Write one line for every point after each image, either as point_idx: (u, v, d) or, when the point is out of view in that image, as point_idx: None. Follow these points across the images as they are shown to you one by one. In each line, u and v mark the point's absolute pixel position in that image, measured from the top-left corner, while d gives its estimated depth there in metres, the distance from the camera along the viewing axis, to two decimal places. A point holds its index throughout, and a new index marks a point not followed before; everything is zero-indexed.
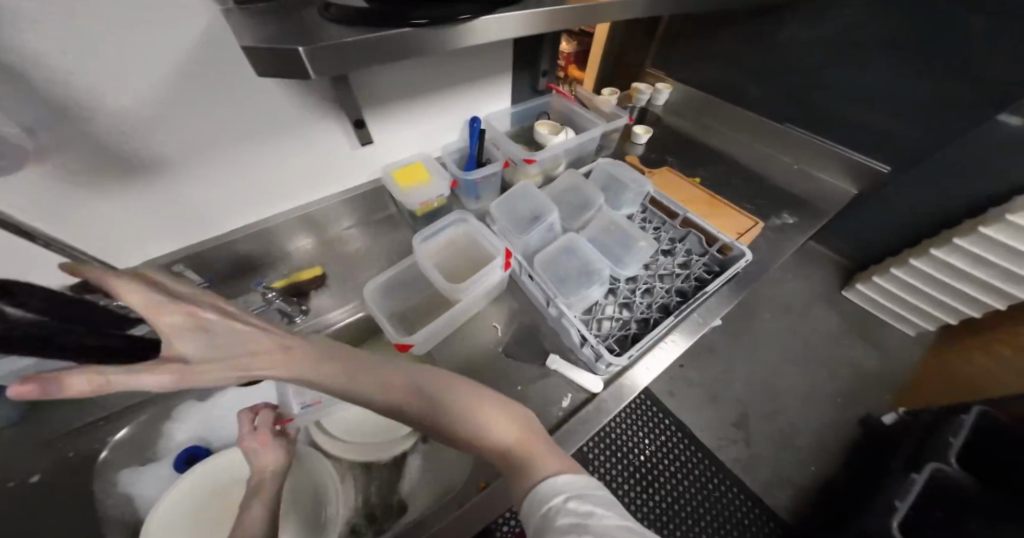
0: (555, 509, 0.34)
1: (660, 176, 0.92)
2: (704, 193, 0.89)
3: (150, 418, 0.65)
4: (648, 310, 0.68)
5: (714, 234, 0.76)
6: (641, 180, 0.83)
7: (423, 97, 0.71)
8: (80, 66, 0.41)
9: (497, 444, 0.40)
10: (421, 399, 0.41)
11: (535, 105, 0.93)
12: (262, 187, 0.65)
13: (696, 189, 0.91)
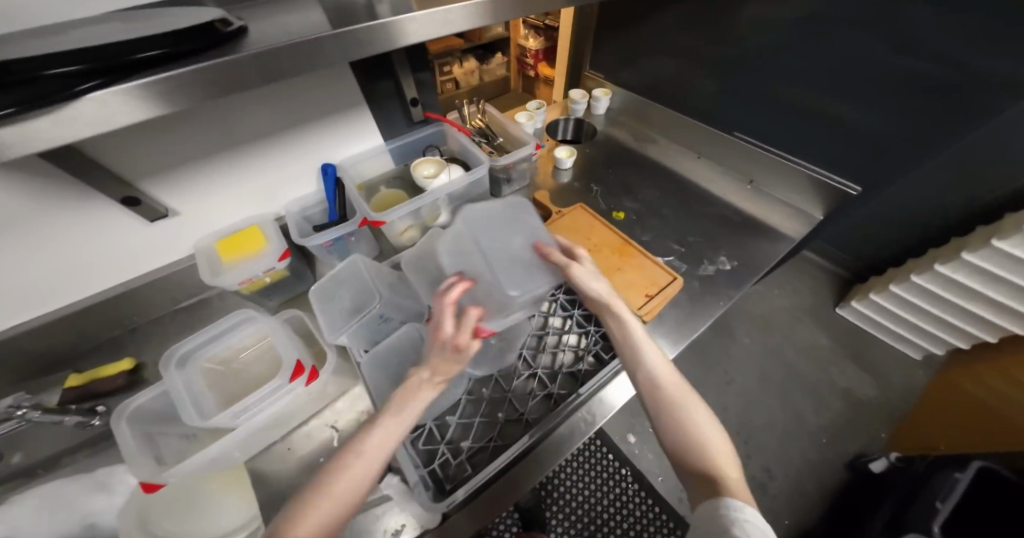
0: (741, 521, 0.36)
1: (566, 217, 0.79)
2: (616, 236, 0.76)
3: None
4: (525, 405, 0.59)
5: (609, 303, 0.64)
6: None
7: (225, 156, 0.61)
8: None
9: (691, 450, 0.43)
10: (654, 373, 0.47)
11: (411, 141, 0.80)
12: (34, 283, 0.55)
13: (607, 233, 0.77)
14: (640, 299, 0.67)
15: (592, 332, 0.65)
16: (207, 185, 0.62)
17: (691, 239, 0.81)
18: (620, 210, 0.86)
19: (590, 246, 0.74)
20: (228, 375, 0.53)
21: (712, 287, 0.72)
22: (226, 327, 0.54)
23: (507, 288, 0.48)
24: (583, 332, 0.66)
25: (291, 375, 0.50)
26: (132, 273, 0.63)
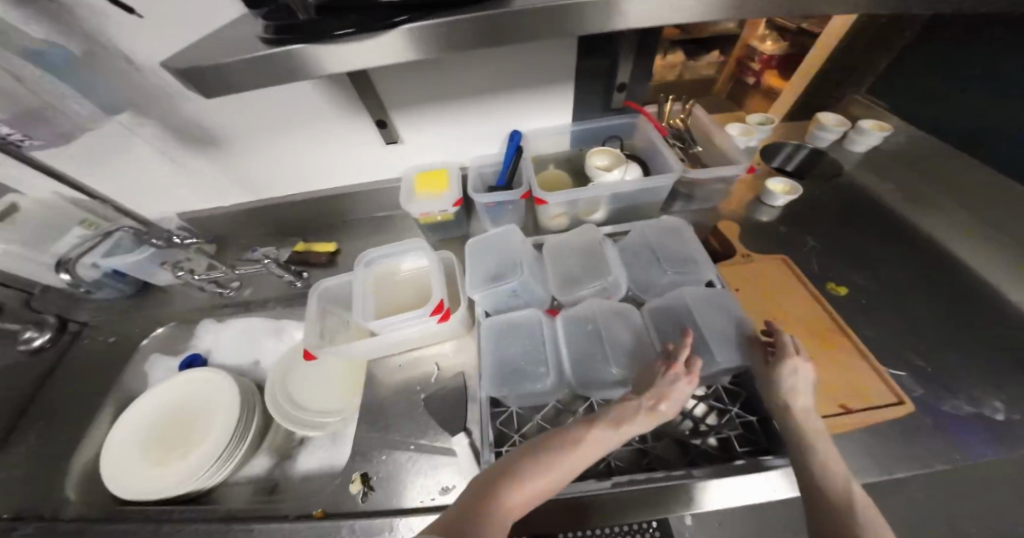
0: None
1: (751, 267, 0.64)
2: (820, 315, 0.57)
3: (182, 325, 0.78)
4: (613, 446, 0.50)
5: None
6: (707, 264, 0.57)
7: (454, 104, 0.68)
8: (155, 53, 0.52)
9: None
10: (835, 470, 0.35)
11: (602, 127, 0.74)
12: (303, 169, 0.75)
13: (812, 308, 0.58)
14: (829, 406, 0.48)
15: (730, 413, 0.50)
16: (430, 125, 0.71)
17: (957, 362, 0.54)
18: (843, 284, 0.63)
19: (774, 312, 0.58)
20: (386, 290, 0.62)
21: (974, 447, 0.46)
22: (397, 249, 0.62)
23: (715, 352, 0.48)
24: (719, 408, 0.51)
25: (433, 310, 0.55)
26: (357, 180, 0.80)
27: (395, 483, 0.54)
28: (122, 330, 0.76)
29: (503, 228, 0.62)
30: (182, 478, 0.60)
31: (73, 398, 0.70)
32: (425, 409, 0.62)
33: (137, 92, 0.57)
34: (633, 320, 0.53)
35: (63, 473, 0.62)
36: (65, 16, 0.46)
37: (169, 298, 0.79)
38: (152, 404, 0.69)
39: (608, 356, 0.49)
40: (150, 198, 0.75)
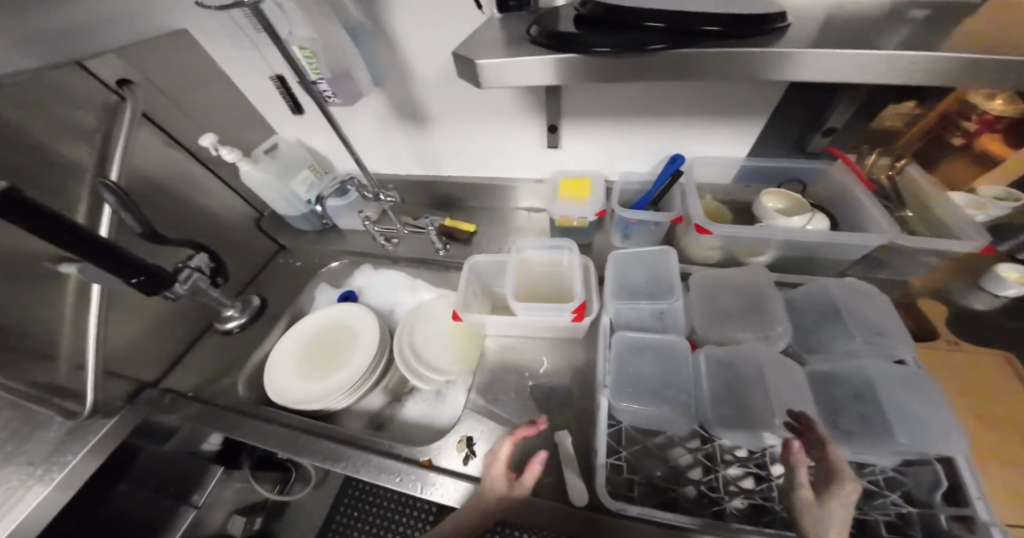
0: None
1: (955, 354, 0.54)
2: None
3: (346, 264, 0.94)
4: (727, 492, 0.47)
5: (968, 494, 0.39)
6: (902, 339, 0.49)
7: (627, 119, 0.70)
8: (409, 45, 0.66)
9: None
10: None
11: (782, 168, 0.69)
12: (471, 156, 0.86)
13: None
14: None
15: (887, 501, 0.42)
16: (595, 135, 0.74)
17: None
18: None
19: (986, 415, 0.49)
20: (527, 278, 0.66)
21: None
22: (543, 245, 0.64)
23: (896, 431, 0.40)
24: (871, 490, 0.43)
25: (576, 308, 0.57)
26: (511, 173, 0.87)
27: (496, 458, 0.58)
28: (305, 256, 0.95)
29: (658, 250, 0.60)
30: (325, 389, 0.73)
31: (264, 300, 0.89)
32: (533, 397, 0.64)
33: (386, 71, 0.72)
34: (787, 373, 0.48)
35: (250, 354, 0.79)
36: (375, 8, 0.62)
37: (341, 240, 0.96)
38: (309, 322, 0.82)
39: (753, 407, 0.47)
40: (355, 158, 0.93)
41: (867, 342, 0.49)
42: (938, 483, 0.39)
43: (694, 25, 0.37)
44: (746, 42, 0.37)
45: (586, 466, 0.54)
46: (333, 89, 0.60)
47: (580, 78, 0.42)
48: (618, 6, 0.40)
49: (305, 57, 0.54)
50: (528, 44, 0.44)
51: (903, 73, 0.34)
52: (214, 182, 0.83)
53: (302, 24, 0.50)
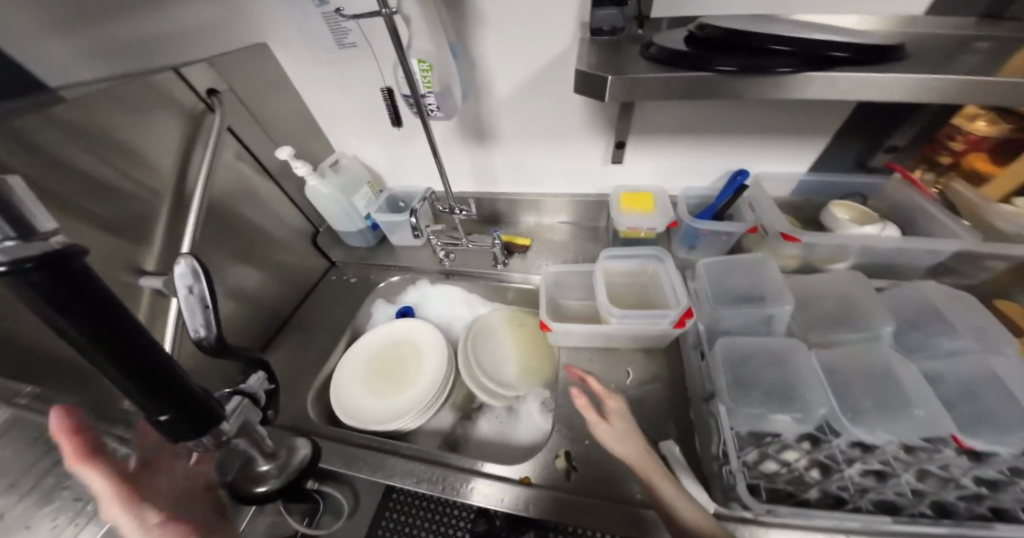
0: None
1: None
2: None
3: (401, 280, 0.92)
4: (858, 493, 0.45)
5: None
6: (1005, 341, 0.51)
7: (696, 137, 0.73)
8: (491, 65, 0.70)
9: None
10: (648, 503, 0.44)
11: (843, 184, 0.74)
12: (532, 173, 0.88)
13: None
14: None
15: (1018, 489, 0.42)
16: (662, 152, 0.76)
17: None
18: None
19: None
20: (615, 287, 0.67)
21: None
22: (633, 253, 0.67)
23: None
24: (998, 480, 0.42)
25: (680, 316, 0.58)
26: (570, 189, 0.89)
27: (600, 474, 0.55)
28: (357, 272, 0.93)
29: (753, 257, 0.66)
30: (398, 408, 0.70)
31: (319, 317, 0.86)
32: (624, 410, 0.62)
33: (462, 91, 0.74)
34: (905, 370, 0.49)
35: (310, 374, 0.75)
36: (467, 30, 0.66)
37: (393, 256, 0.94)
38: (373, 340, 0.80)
39: (875, 402, 0.47)
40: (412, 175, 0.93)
41: (970, 339, 0.52)
42: None
43: (822, 51, 0.45)
44: (864, 67, 0.46)
45: (699, 470, 0.52)
46: (438, 104, 0.64)
47: (704, 95, 0.50)
48: (742, 32, 0.48)
49: (421, 70, 0.58)
50: (649, 62, 0.54)
51: (983, 88, 0.43)
52: (278, 195, 0.82)
53: (424, 37, 0.56)
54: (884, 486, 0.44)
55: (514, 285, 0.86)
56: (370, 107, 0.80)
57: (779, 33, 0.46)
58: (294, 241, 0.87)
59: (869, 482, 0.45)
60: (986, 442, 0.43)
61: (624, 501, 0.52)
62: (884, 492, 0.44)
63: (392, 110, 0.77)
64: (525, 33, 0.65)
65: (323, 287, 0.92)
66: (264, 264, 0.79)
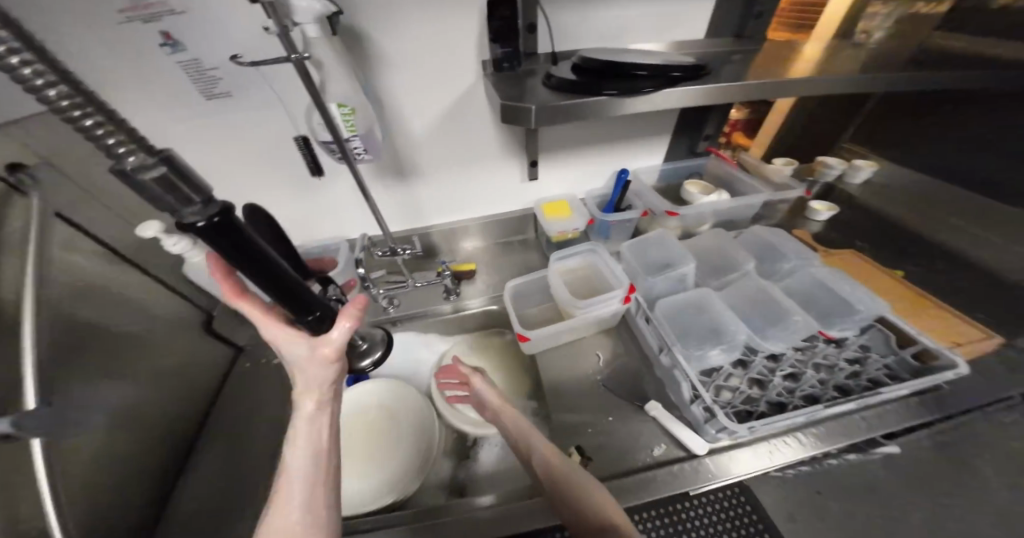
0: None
1: (841, 259, 0.87)
2: (910, 289, 0.79)
3: None
4: (790, 395, 0.62)
5: (911, 334, 0.63)
6: (806, 253, 0.79)
7: (590, 149, 0.88)
8: (400, 104, 0.72)
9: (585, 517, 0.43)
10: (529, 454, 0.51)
11: (687, 166, 0.98)
12: (455, 201, 0.91)
13: (893, 281, 0.81)
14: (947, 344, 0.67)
15: (870, 360, 0.64)
16: (566, 165, 0.88)
17: (995, 320, 0.74)
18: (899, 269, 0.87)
19: (875, 289, 0.80)
20: (570, 284, 0.76)
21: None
22: (572, 252, 0.78)
23: (854, 304, 0.69)
24: (860, 357, 0.65)
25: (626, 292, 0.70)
26: (495, 209, 0.95)
27: (608, 451, 0.62)
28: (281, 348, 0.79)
29: (658, 234, 0.83)
30: (390, 481, 0.62)
31: (248, 415, 0.70)
32: (607, 389, 0.70)
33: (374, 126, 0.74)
34: (774, 295, 0.71)
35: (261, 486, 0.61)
36: (365, 68, 0.66)
37: None
38: None
39: (767, 324, 0.68)
40: (323, 225, 0.85)
41: (800, 263, 0.78)
42: (889, 338, 0.65)
43: (669, 72, 0.61)
44: (698, 80, 0.64)
45: (682, 417, 0.64)
46: (365, 146, 0.62)
47: (603, 114, 0.62)
48: (613, 62, 0.61)
49: (343, 114, 0.57)
50: (553, 91, 0.63)
51: (760, 90, 0.65)
52: (148, 283, 0.64)
53: (343, 81, 0.55)
54: (799, 383, 0.62)
55: (469, 313, 0.86)
56: (258, 160, 0.71)
57: (639, 62, 0.60)
58: (186, 333, 0.69)
59: (790, 383, 0.63)
60: (837, 328, 0.68)
61: (639, 469, 0.59)
62: (805, 389, 0.62)
63: (310, 159, 0.71)
64: (433, 72, 0.69)
65: (240, 377, 0.75)
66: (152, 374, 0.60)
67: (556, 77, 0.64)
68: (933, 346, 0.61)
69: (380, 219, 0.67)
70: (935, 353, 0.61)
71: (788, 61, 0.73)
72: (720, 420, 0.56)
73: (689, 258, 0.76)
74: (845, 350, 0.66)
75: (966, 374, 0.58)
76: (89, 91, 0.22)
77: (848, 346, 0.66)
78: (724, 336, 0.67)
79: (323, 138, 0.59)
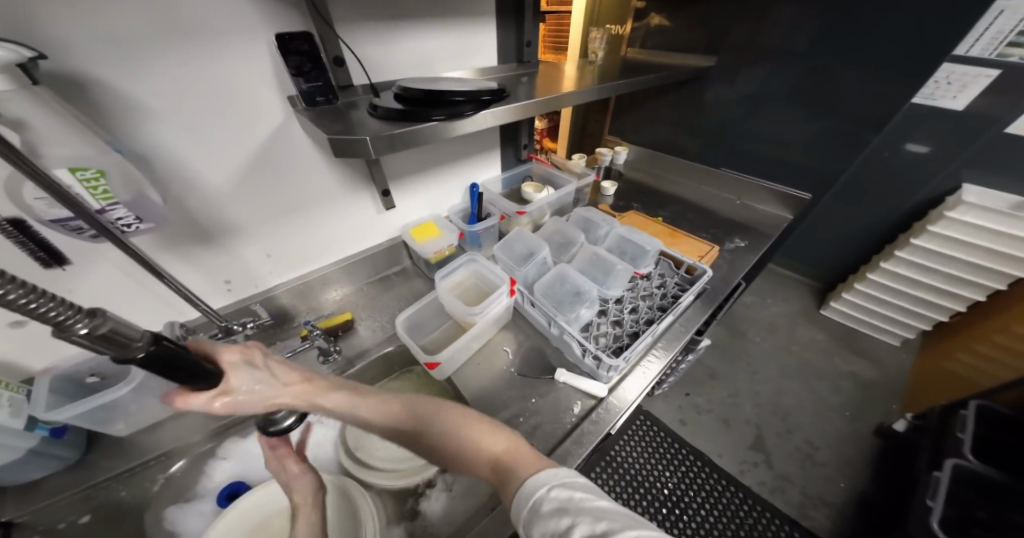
0: (539, 509, 0.37)
1: (627, 217, 1.19)
2: (665, 228, 1.13)
3: (193, 461, 0.60)
4: (636, 324, 0.81)
5: (682, 256, 0.93)
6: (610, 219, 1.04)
7: (436, 170, 0.92)
8: (190, 155, 0.61)
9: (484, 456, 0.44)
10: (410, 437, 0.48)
11: (518, 173, 1.15)
12: (299, 251, 0.81)
13: (661, 225, 1.16)
14: (699, 258, 1.01)
15: (669, 281, 0.90)
16: (418, 187, 0.90)
17: (712, 234, 1.16)
18: (660, 216, 1.26)
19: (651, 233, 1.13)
20: (460, 294, 0.79)
21: (738, 258, 1.06)
22: (454, 266, 0.81)
23: (647, 246, 0.95)
24: (664, 281, 0.92)
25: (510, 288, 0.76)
26: (353, 248, 0.89)
27: (541, 428, 0.67)
28: (78, 511, 0.53)
29: (516, 232, 0.94)
30: None
31: None
32: (522, 375, 0.76)
33: (158, 181, 0.60)
34: (601, 254, 0.92)
35: None
36: (105, 120, 0.52)
37: (138, 446, 0.58)
38: None
39: (604, 281, 0.88)
40: None
41: (608, 228, 1.03)
42: (672, 263, 0.93)
43: (480, 96, 0.70)
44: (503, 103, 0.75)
45: (582, 372, 0.74)
46: (135, 214, 0.45)
47: (438, 137, 0.66)
48: (430, 91, 0.66)
49: (83, 181, 0.40)
50: (384, 122, 0.63)
51: (548, 105, 0.83)
52: None
53: (66, 140, 0.38)
54: (638, 313, 0.83)
55: (360, 365, 0.77)
56: None
57: (454, 89, 0.67)
58: None
59: (634, 314, 0.82)
60: (643, 266, 0.93)
61: (570, 430, 0.66)
62: (643, 315, 0.82)
63: (39, 252, 0.49)
64: (218, 118, 0.61)
65: None
66: None
67: (379, 108, 0.65)
68: (692, 261, 0.90)
69: (197, 302, 0.52)
70: (694, 266, 0.90)
71: (558, 81, 0.94)
72: (605, 361, 0.69)
73: (542, 244, 0.89)
74: (654, 280, 0.91)
75: (710, 273, 0.87)
76: (58, 296, 0.26)
77: (654, 276, 0.91)
78: (584, 296, 0.82)
79: (57, 217, 0.40)
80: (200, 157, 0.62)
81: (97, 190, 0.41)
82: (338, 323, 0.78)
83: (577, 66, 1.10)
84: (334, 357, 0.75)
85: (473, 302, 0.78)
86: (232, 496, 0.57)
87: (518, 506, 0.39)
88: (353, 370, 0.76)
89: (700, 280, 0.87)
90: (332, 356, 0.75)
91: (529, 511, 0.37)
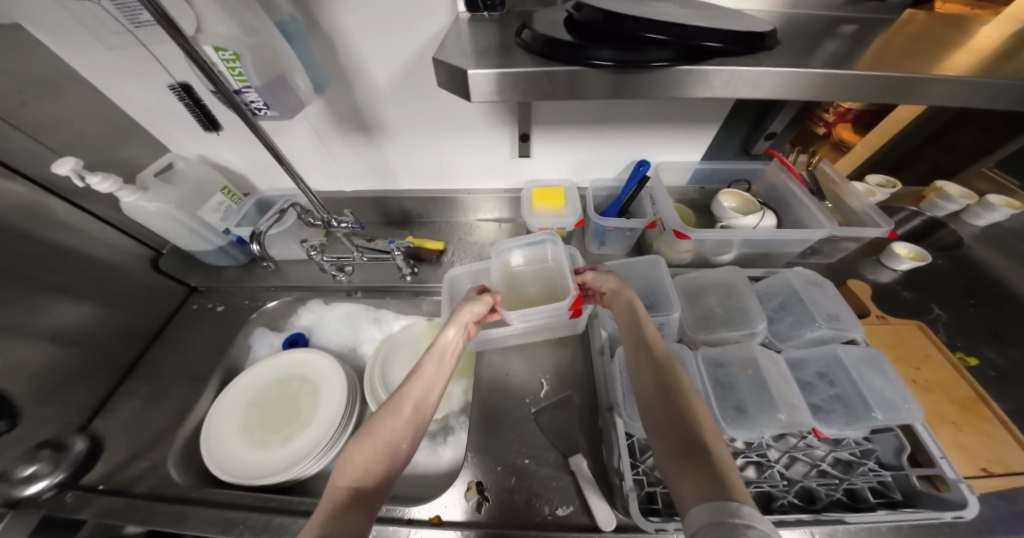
0: (745, 533, 0.28)
1: (886, 327, 0.69)
2: (966, 385, 0.61)
3: (291, 300, 0.80)
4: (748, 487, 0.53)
5: (931, 454, 0.52)
6: (834, 321, 0.62)
7: (596, 127, 0.69)
8: (362, 50, 0.60)
9: (697, 444, 0.37)
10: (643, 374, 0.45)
11: (732, 168, 0.76)
12: (433, 165, 0.80)
13: (952, 375, 0.62)
14: (971, 468, 0.53)
15: (866, 467, 0.53)
16: (566, 144, 0.72)
17: None
18: (974, 355, 0.68)
19: (917, 378, 0.62)
20: (518, 277, 0.69)
21: None
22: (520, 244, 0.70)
23: (873, 407, 0.53)
24: (851, 460, 0.54)
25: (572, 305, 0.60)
26: (477, 183, 0.83)
27: (513, 491, 0.57)
28: (229, 298, 0.81)
29: (648, 260, 0.70)
30: (289, 460, 0.62)
31: (182, 360, 0.74)
32: (538, 422, 0.64)
33: (335, 74, 0.63)
34: (759, 373, 0.55)
35: (171, 435, 0.65)
36: None
37: (279, 272, 0.82)
38: (244, 389, 0.70)
39: (748, 400, 0.54)
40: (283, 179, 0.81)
41: (825, 333, 0.61)
42: (903, 448, 0.52)
43: (696, 40, 0.38)
44: (740, 57, 0.40)
45: (607, 479, 0.57)
46: (265, 100, 0.50)
47: (587, 93, 0.42)
48: (618, 15, 0.38)
49: (224, 60, 0.44)
50: (524, 53, 0.43)
51: (869, 89, 0.41)
52: (92, 222, 0.66)
53: (216, 19, 0.42)
54: (762, 476, 0.54)
55: (427, 297, 0.80)
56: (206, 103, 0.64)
57: (653, 18, 0.37)
58: (133, 272, 0.73)
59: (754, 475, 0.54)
60: (836, 427, 0.53)
61: (535, 525, 0.53)
62: (770, 487, 0.53)
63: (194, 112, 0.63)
64: (388, 12, 0.55)
65: (183, 320, 0.78)
66: (92, 299, 0.65)
67: (531, 25, 0.45)
68: (950, 477, 0.49)
69: (301, 185, 0.57)
70: (946, 484, 0.50)
71: (924, 43, 0.46)
72: (630, 505, 0.50)
73: (671, 306, 0.62)
74: (839, 449, 0.55)
75: (968, 517, 0.48)
76: None
77: (846, 445, 0.54)
78: None
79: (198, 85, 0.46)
80: (368, 52, 0.60)
81: (234, 71, 0.45)
82: (428, 249, 0.80)
83: (1019, 23, 0.51)
84: (409, 274, 0.79)
85: (522, 295, 0.66)
86: (290, 345, 0.75)
87: (701, 509, 0.31)
88: (419, 297, 0.80)
89: (927, 516, 0.48)
90: (408, 274, 0.79)
91: (716, 521, 0.30)
